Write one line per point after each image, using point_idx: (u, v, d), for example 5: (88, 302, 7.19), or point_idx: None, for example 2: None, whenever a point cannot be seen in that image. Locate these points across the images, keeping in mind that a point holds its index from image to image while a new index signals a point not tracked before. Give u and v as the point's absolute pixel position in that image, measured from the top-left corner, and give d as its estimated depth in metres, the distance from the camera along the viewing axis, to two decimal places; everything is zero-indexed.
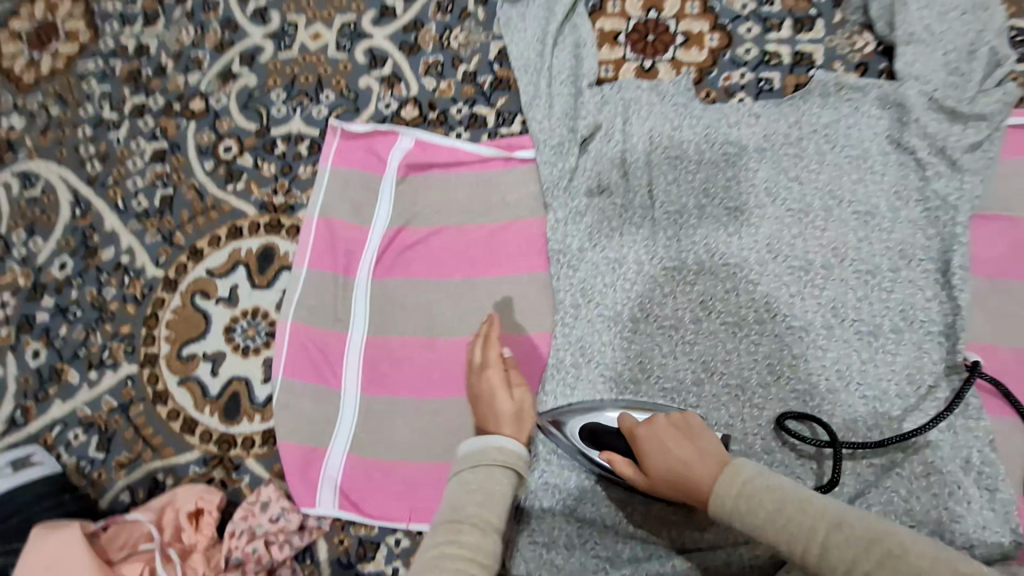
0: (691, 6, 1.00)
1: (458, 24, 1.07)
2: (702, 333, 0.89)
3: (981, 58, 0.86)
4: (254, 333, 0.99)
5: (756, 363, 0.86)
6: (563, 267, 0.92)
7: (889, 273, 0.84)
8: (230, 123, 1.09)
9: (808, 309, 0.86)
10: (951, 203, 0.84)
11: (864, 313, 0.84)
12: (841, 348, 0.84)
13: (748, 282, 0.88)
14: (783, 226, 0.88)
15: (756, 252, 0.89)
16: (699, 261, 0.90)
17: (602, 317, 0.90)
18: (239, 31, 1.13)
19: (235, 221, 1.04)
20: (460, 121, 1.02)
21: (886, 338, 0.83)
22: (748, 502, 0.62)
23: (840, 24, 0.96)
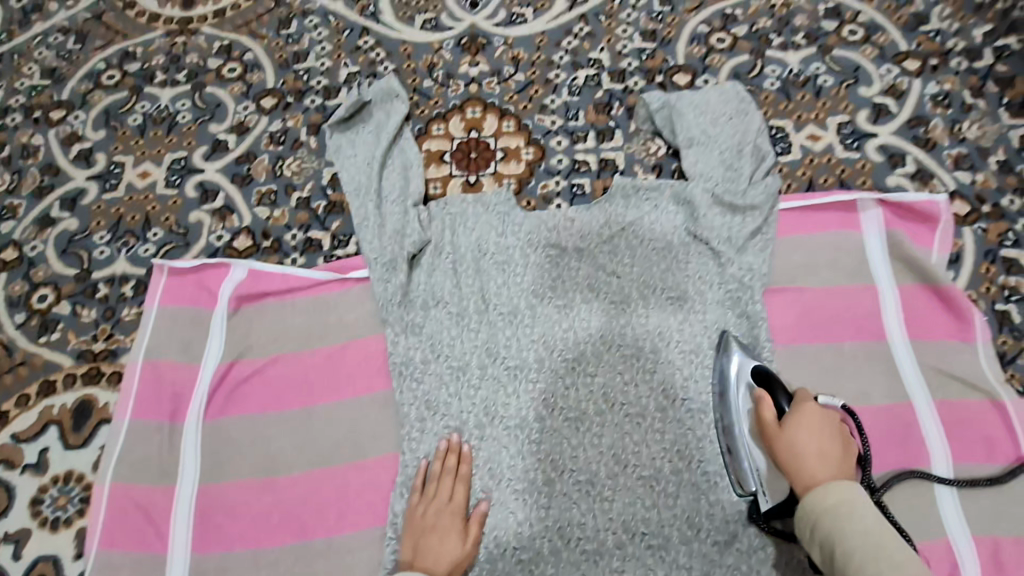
0: (506, 124, 1.10)
1: (291, 154, 1.10)
2: (547, 431, 0.88)
3: (748, 155, 1.00)
4: (65, 502, 0.88)
5: (602, 455, 0.86)
6: (406, 382, 0.90)
7: (709, 350, 0.90)
8: (47, 271, 1.03)
9: (643, 394, 0.89)
10: (746, 283, 0.93)
11: (693, 391, 0.88)
12: (677, 430, 0.87)
13: (587, 376, 0.90)
14: (610, 317, 0.93)
15: (592, 344, 0.91)
16: (540, 358, 0.91)
17: (447, 429, 0.88)
18: (60, 175, 1.10)
19: (47, 376, 0.95)
20: (296, 247, 1.03)
21: (715, 413, 0.87)
22: (850, 517, 0.63)
23: (635, 132, 1.08)
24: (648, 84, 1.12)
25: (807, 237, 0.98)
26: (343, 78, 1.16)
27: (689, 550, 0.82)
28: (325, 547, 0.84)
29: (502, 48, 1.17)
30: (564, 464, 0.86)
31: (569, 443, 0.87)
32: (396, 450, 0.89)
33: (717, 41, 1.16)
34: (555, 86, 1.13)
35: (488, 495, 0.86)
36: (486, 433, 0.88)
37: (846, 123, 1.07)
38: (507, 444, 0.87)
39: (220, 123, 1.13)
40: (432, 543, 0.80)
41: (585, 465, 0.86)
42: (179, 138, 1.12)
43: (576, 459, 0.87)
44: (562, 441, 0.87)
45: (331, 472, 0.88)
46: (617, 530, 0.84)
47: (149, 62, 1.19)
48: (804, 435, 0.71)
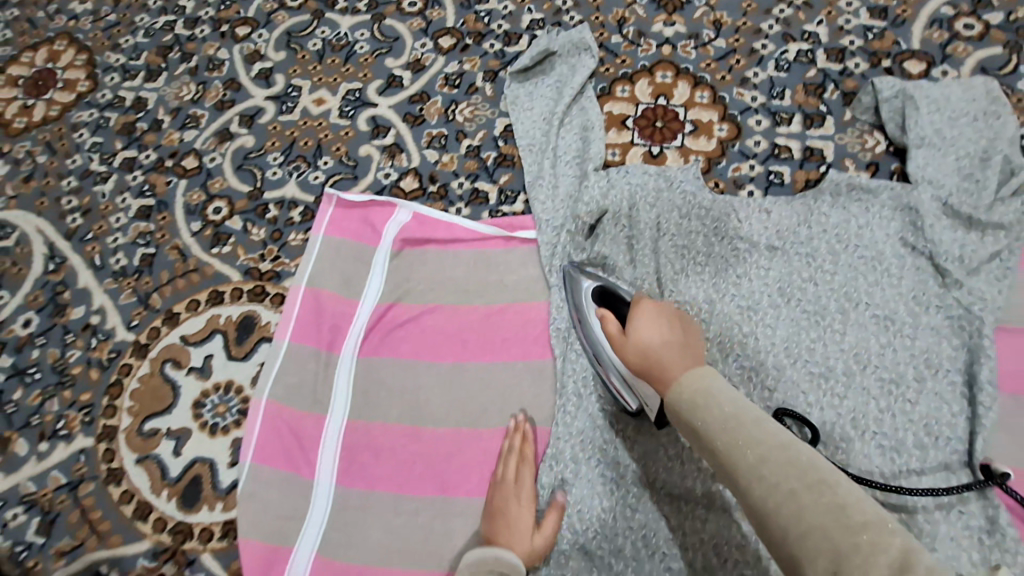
0: (700, 95, 1.00)
1: (465, 99, 1.05)
2: None
3: (996, 166, 0.85)
4: (224, 410, 0.92)
5: None
6: (565, 355, 0.85)
7: (914, 382, 0.79)
8: (223, 184, 1.05)
9: (828, 418, 0.79)
10: (976, 312, 0.79)
11: (886, 426, 0.78)
12: (864, 465, 0.76)
13: (765, 389, 0.81)
14: (800, 329, 0.83)
15: (774, 354, 0.83)
16: (713, 357, 0.84)
17: (603, 411, 0.82)
18: (241, 91, 1.12)
19: (216, 286, 0.98)
20: (461, 196, 0.99)
21: (910, 455, 0.77)
22: (688, 382, 0.57)
23: (850, 122, 0.95)
24: (872, 67, 0.98)
25: None
26: (525, 24, 1.09)
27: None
28: (464, 507, 0.82)
29: (703, 9, 1.06)
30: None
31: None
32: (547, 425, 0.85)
33: (964, 27, 0.99)
34: (760, 58, 1.01)
35: (639, 494, 0.77)
36: (644, 424, 0.81)
37: None
38: (666, 443, 0.79)
39: (397, 57, 1.10)
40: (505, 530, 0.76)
41: None
42: (355, 68, 1.10)
43: None
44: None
45: (479, 433, 0.85)
46: None
47: None
48: (644, 329, 0.66)
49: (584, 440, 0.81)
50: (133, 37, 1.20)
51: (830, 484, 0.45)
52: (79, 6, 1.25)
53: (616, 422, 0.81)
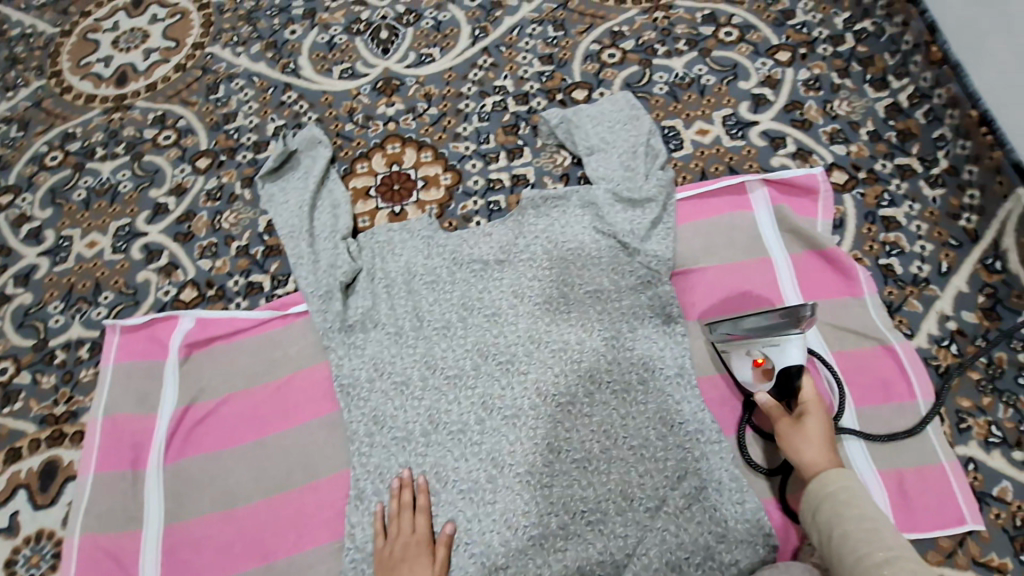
0: (425, 155, 1.19)
1: (228, 207, 1.18)
2: (487, 431, 0.94)
3: (643, 154, 1.09)
4: (38, 560, 0.93)
5: (536, 446, 0.92)
6: (354, 403, 0.97)
7: (627, 332, 0.98)
8: (6, 345, 1.09)
9: (571, 383, 0.95)
10: (655, 270, 1.00)
11: (615, 372, 0.96)
12: (603, 411, 0.94)
13: (520, 373, 0.97)
14: (537, 313, 1.01)
15: (522, 344, 0.99)
16: (476, 364, 0.98)
17: (395, 439, 0.95)
18: (13, 254, 1.17)
19: (13, 443, 1.00)
20: (238, 291, 1.10)
21: (637, 391, 0.94)
22: (834, 484, 0.75)
23: (542, 147, 1.18)
24: (550, 102, 1.23)
25: (705, 220, 1.07)
26: (271, 132, 1.25)
27: (624, 520, 0.88)
28: (287, 566, 0.89)
29: (415, 86, 1.27)
30: (502, 460, 0.92)
31: (506, 439, 0.93)
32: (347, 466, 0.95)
33: (608, 56, 1.26)
34: (466, 115, 1.23)
35: (435, 497, 0.91)
36: (431, 438, 0.95)
37: (730, 116, 1.17)
38: (450, 448, 0.94)
39: (160, 187, 1.21)
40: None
41: (523, 457, 0.91)
42: (122, 206, 1.20)
43: (514, 454, 0.92)
44: (500, 438, 0.93)
45: (288, 495, 0.93)
46: (559, 512, 0.88)
47: (89, 139, 1.27)
48: (803, 444, 0.80)
49: (382, 469, 0.93)
50: None
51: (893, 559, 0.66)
52: None
53: (409, 446, 0.94)
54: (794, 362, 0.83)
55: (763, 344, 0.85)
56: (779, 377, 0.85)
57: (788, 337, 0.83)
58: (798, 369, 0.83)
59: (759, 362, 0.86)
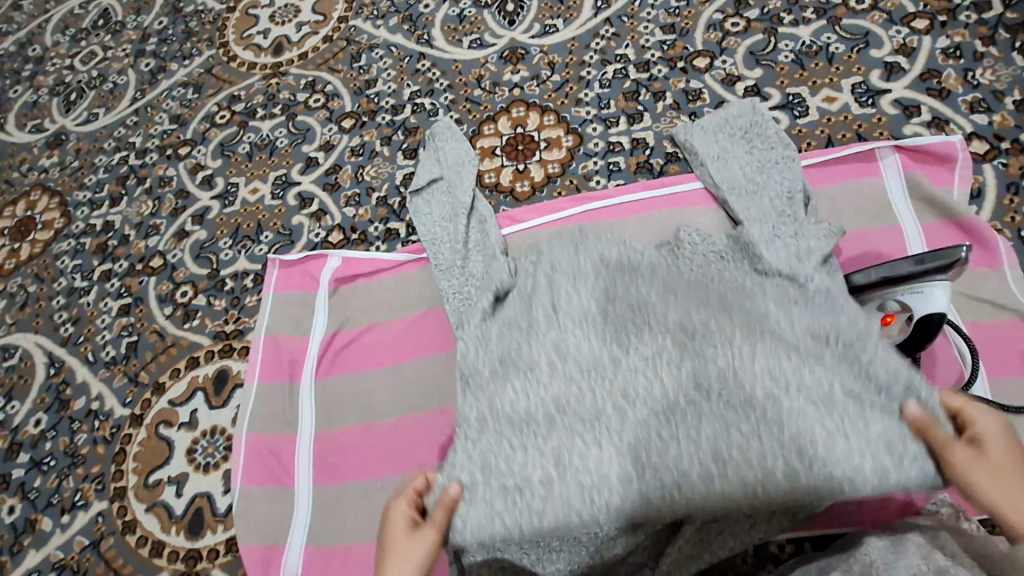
0: (547, 119, 1.27)
1: (369, 162, 1.31)
2: (621, 369, 0.77)
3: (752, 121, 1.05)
4: (213, 450, 1.09)
5: (679, 383, 0.75)
6: (470, 345, 0.93)
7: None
8: (186, 272, 1.27)
9: (725, 327, 0.77)
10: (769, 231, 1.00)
11: (770, 317, 0.78)
12: (768, 355, 0.73)
13: (659, 319, 0.80)
14: (659, 269, 0.93)
15: (656, 289, 0.84)
16: (603, 306, 0.83)
17: (507, 369, 0.80)
18: (190, 197, 1.36)
19: (192, 352, 1.18)
20: (378, 236, 1.22)
21: (805, 339, 0.75)
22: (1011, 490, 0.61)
23: (662, 112, 1.22)
24: (670, 69, 1.26)
25: (831, 187, 1.07)
26: (406, 97, 1.37)
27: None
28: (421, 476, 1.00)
29: (539, 55, 1.35)
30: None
31: (644, 378, 0.76)
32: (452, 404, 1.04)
33: (731, 25, 1.28)
34: (588, 82, 1.29)
35: (548, 442, 0.73)
36: (554, 371, 0.78)
37: (860, 83, 1.16)
38: (573, 382, 0.77)
39: (311, 143, 1.36)
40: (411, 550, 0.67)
41: (659, 394, 0.75)
42: (278, 158, 1.36)
43: (650, 389, 0.76)
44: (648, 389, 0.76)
45: (421, 415, 1.04)
46: (704, 465, 0.70)
47: (251, 101, 1.45)
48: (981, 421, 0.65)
49: (494, 405, 0.77)
50: (96, 175, 1.45)
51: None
52: (47, 162, 1.50)
53: (529, 389, 0.77)
54: (935, 310, 0.81)
55: (898, 293, 0.84)
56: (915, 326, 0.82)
57: (931, 282, 0.81)
58: (939, 317, 0.80)
59: (888, 318, 0.85)
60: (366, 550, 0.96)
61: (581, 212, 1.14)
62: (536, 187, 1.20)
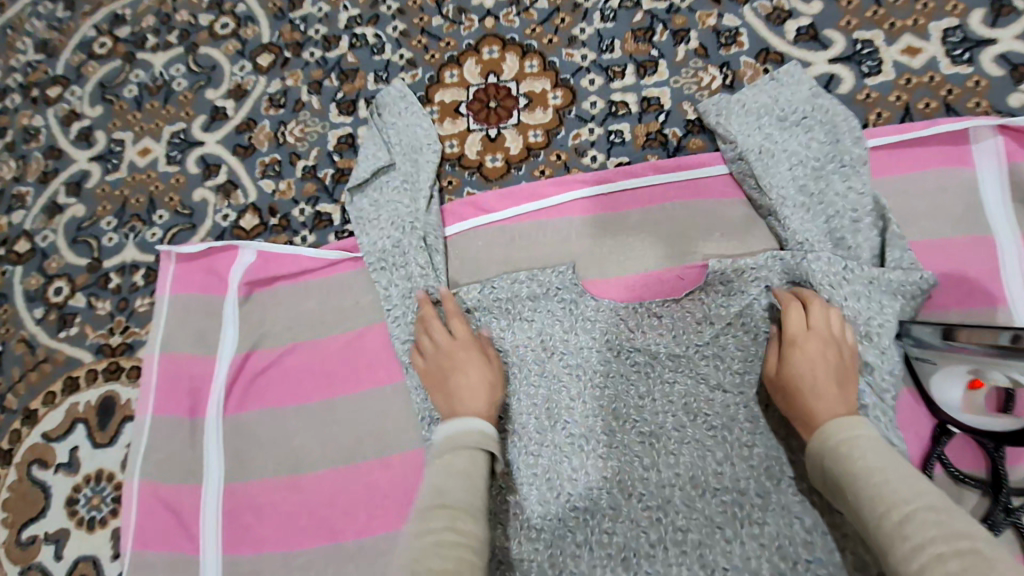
0: (529, 64, 0.94)
1: (293, 118, 0.99)
2: (621, 519, 0.74)
3: (825, 105, 0.81)
4: (99, 501, 0.87)
5: (684, 556, 0.72)
6: None
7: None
8: (60, 262, 0.99)
9: (740, 475, 0.73)
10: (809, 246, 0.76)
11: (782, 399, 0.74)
12: (769, 443, 0.73)
13: (669, 455, 0.75)
14: (706, 452, 0.75)
15: (673, 415, 0.77)
16: (607, 428, 0.77)
17: (506, 505, 0.76)
18: (63, 157, 1.05)
19: (71, 371, 0.93)
20: (304, 223, 0.93)
21: None
22: (844, 425, 0.60)
23: (683, 61, 0.90)
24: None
25: (905, 178, 0.79)
26: (342, 24, 1.02)
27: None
28: (359, 548, 0.79)
29: None
30: (637, 563, 0.73)
31: (645, 537, 0.73)
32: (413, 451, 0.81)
33: None
34: (585, 12, 0.95)
35: None
36: (549, 513, 0.75)
37: (955, 28, 0.84)
38: (575, 528, 0.74)
39: (217, 88, 1.03)
40: (459, 382, 0.74)
41: (663, 566, 0.72)
42: (175, 108, 1.04)
43: (653, 559, 0.72)
44: (638, 533, 0.73)
45: (360, 469, 0.82)
46: None
47: (139, 24, 1.09)
48: (807, 365, 0.67)
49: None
50: None
51: (930, 498, 0.51)
52: None
53: (521, 516, 0.76)
54: None
55: (1010, 369, 0.63)
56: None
57: None
58: None
59: (978, 383, 0.66)
60: None
61: (570, 203, 0.86)
62: (511, 162, 0.91)
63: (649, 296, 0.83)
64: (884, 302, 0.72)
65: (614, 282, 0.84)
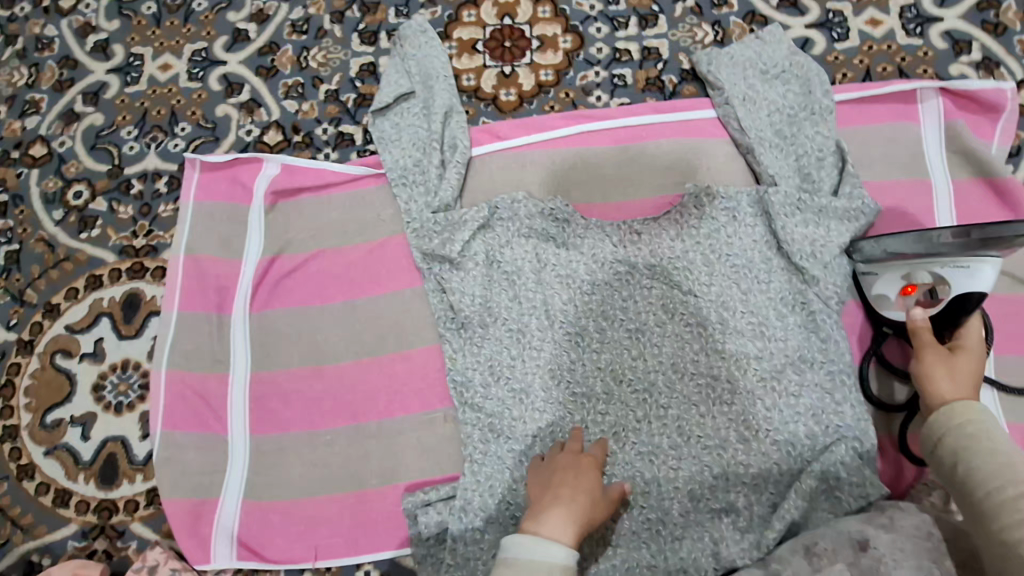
0: (542, 10, 1.03)
1: (316, 44, 1.04)
2: (614, 402, 0.87)
3: (800, 64, 0.94)
4: (126, 388, 0.93)
5: (666, 428, 0.85)
6: (467, 335, 0.89)
7: (762, 264, 0.87)
8: (80, 166, 1.01)
9: (714, 363, 0.86)
10: (780, 178, 0.89)
11: (749, 304, 0.86)
12: (737, 341, 0.85)
13: (653, 347, 0.88)
14: (684, 342, 0.87)
15: (654, 314, 0.89)
16: (599, 325, 0.89)
17: (513, 392, 0.87)
18: (79, 67, 1.06)
19: (93, 270, 0.97)
20: (327, 141, 1.00)
21: (774, 327, 0.85)
22: (953, 413, 0.68)
23: (681, 17, 1.01)
24: None
25: (861, 130, 0.93)
26: None
27: (747, 449, 0.82)
28: (377, 429, 0.89)
29: None
30: (626, 436, 0.86)
31: (633, 415, 0.86)
32: (426, 344, 0.91)
33: None
34: None
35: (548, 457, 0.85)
36: (552, 396, 0.87)
37: (910, 6, 0.98)
38: (572, 410, 0.87)
39: (238, 10, 1.06)
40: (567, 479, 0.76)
41: (647, 437, 0.86)
42: (196, 27, 1.06)
43: (638, 432, 0.86)
44: (627, 412, 0.87)
45: (380, 361, 0.91)
46: (682, 499, 0.83)
47: None
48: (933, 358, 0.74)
49: (495, 421, 0.86)
50: None
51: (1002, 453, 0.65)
52: None
53: (526, 400, 0.87)
54: (977, 291, 0.74)
55: (936, 268, 0.76)
56: (948, 305, 0.76)
57: (982, 260, 0.73)
58: (978, 299, 0.74)
59: (910, 289, 0.79)
60: (312, 506, 0.87)
61: (577, 135, 0.96)
62: (524, 97, 1.00)
63: (628, 214, 0.94)
64: (840, 226, 0.86)
65: (612, 205, 0.94)
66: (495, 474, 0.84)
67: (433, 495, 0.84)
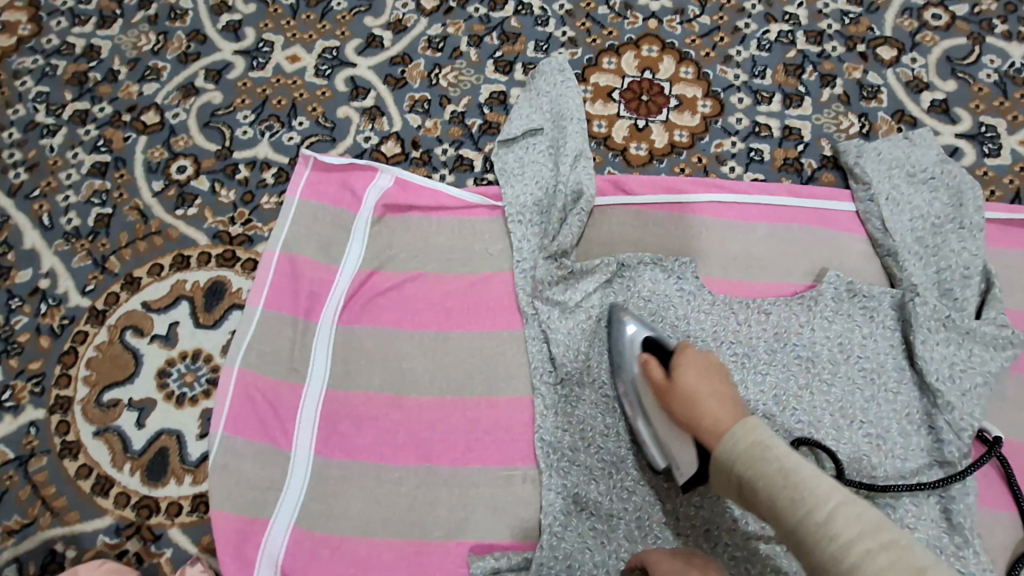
0: (684, 70, 1.00)
1: (449, 63, 1.02)
2: (710, 496, 0.78)
3: (952, 174, 0.89)
4: (192, 379, 0.87)
5: (766, 533, 0.75)
6: (561, 394, 0.84)
7: (894, 372, 0.81)
8: (188, 141, 0.99)
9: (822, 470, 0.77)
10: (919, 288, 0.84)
11: (871, 415, 0.79)
12: (851, 453, 0.78)
13: None
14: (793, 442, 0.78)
15: (764, 404, 0.80)
16: None
17: (603, 464, 0.81)
18: (208, 43, 1.04)
19: (182, 249, 0.93)
20: (445, 162, 0.97)
21: (895, 444, 0.78)
22: (744, 432, 0.61)
23: (827, 102, 0.98)
24: (848, 51, 1.01)
25: (1009, 252, 0.88)
26: None
27: None
28: (450, 475, 0.82)
29: None
30: (719, 536, 0.77)
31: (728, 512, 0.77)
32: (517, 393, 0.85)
33: (932, 16, 1.02)
34: (743, 37, 1.02)
35: (632, 544, 0.77)
36: (644, 477, 0.80)
37: None
38: (663, 496, 0.79)
39: (377, 16, 1.05)
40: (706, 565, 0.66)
41: (743, 541, 0.76)
42: (331, 25, 1.05)
43: (734, 533, 0.76)
44: (724, 509, 0.77)
45: (464, 402, 0.85)
46: None
47: None
48: (690, 376, 0.70)
49: (581, 492, 0.79)
50: None
51: (840, 499, 0.53)
52: None
53: (616, 475, 0.80)
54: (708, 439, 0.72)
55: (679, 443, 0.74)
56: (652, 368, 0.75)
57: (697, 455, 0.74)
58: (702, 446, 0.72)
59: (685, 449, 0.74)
60: (366, 549, 0.79)
61: (705, 203, 0.92)
62: (654, 153, 0.97)
63: (751, 292, 0.88)
64: (985, 350, 0.80)
65: (735, 283, 0.89)
66: (573, 552, 0.77)
67: (504, 563, 0.77)
